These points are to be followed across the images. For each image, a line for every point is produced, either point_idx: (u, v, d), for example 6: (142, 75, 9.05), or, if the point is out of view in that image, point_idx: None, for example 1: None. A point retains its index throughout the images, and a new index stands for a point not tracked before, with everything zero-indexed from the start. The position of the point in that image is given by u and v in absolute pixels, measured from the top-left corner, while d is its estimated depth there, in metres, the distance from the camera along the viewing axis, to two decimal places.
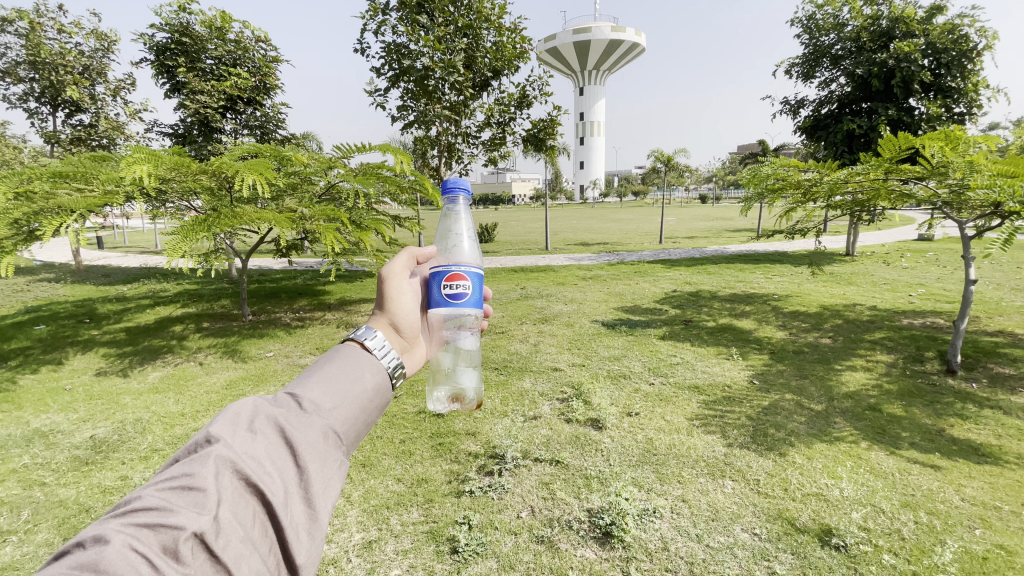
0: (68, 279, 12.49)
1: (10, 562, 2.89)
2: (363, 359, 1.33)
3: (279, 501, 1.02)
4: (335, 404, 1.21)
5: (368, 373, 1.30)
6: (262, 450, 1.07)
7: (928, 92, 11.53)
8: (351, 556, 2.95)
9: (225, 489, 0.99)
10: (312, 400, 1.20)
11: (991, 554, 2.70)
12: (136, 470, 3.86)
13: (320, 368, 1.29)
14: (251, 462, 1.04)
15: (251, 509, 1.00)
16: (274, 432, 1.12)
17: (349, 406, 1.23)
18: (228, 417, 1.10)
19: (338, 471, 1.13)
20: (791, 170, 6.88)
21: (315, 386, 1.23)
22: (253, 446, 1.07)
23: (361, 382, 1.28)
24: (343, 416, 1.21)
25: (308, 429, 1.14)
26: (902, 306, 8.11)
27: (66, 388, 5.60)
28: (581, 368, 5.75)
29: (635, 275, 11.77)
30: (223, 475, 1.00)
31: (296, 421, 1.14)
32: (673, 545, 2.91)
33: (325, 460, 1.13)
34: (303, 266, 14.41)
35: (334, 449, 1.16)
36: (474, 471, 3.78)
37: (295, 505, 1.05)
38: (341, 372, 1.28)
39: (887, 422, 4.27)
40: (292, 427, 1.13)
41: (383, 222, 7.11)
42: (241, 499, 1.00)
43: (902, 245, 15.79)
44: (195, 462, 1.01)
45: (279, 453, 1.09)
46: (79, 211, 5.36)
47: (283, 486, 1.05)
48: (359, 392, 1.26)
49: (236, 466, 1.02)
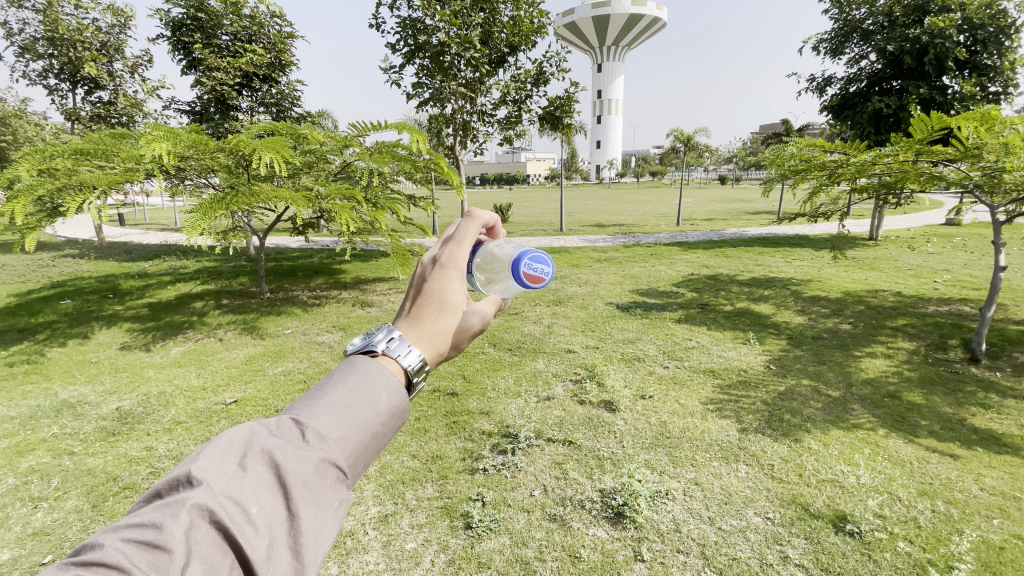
0: (92, 255, 12.80)
1: (41, 528, 3.03)
2: (382, 377, 1.21)
3: (260, 556, 0.92)
4: (342, 432, 1.09)
5: (384, 394, 1.18)
6: (249, 492, 0.98)
7: (962, 69, 11.06)
8: (368, 529, 3.03)
9: (199, 543, 0.89)
10: (317, 431, 1.09)
11: (1008, 544, 2.67)
12: (160, 442, 3.99)
13: (330, 390, 1.17)
14: (232, 509, 0.94)
15: (227, 563, 0.91)
16: (267, 468, 1.03)
17: (359, 435, 1.11)
18: (216, 452, 1.01)
19: (334, 515, 1.03)
20: (816, 151, 6.63)
21: (323, 412, 1.12)
22: (238, 488, 0.98)
23: (376, 404, 1.16)
24: (349, 447, 1.10)
25: (305, 466, 1.04)
26: (927, 292, 7.92)
27: (92, 361, 5.78)
28: (595, 350, 5.74)
29: (650, 258, 11.64)
30: (197, 528, 0.90)
31: (294, 455, 1.04)
32: (685, 527, 2.93)
33: (320, 502, 1.03)
34: (318, 245, 14.58)
35: (334, 486, 1.06)
36: (487, 449, 3.82)
37: (279, 557, 0.95)
38: (354, 394, 1.16)
39: (906, 409, 4.20)
40: (287, 464, 1.03)
41: (399, 201, 7.13)
42: (217, 552, 0.90)
43: (929, 230, 15.34)
44: (167, 510, 0.91)
45: (270, 493, 1.00)
46: (100, 188, 5.42)
47: (265, 538, 0.95)
48: (373, 417, 1.15)
49: (214, 516, 0.92)
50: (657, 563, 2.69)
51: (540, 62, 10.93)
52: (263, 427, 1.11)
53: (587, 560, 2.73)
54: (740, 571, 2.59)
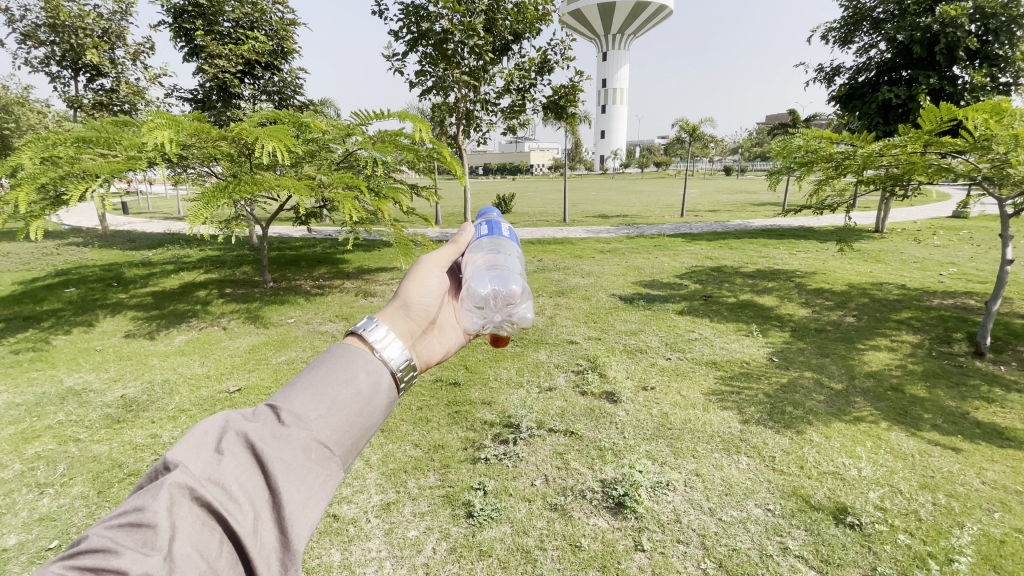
0: (95, 243, 12.82)
1: (48, 513, 3.07)
2: (358, 358, 1.26)
3: (246, 531, 0.94)
4: (321, 411, 1.12)
5: (362, 373, 1.22)
6: (231, 472, 0.99)
7: (973, 59, 10.89)
8: (371, 517, 3.06)
9: (182, 520, 0.89)
10: (294, 412, 1.11)
11: (1009, 538, 2.68)
12: (165, 429, 4.02)
13: (307, 375, 1.20)
14: (215, 488, 0.95)
15: (216, 539, 0.92)
16: (245, 450, 1.04)
17: (339, 413, 1.15)
18: (192, 439, 1.02)
19: (320, 489, 1.05)
20: (823, 142, 6.54)
21: (299, 396, 1.15)
22: (218, 470, 0.98)
23: (355, 384, 1.20)
24: (331, 425, 1.13)
25: (286, 446, 1.05)
26: (932, 285, 7.87)
27: (97, 349, 5.82)
28: (597, 341, 5.74)
29: (654, 249, 11.60)
30: (178, 506, 0.91)
31: (272, 436, 1.06)
32: (686, 518, 2.94)
33: (306, 476, 1.04)
34: (321, 234, 14.58)
35: (319, 461, 1.07)
36: (489, 439, 3.85)
37: (266, 532, 0.97)
38: (330, 376, 1.20)
39: (909, 403, 4.19)
40: (266, 444, 1.04)
41: (401, 190, 7.10)
42: (203, 529, 0.92)
43: (936, 222, 15.19)
44: (147, 494, 0.91)
45: (252, 472, 1.02)
46: (102, 176, 5.40)
47: (250, 513, 0.96)
48: (352, 395, 1.18)
49: (195, 494, 0.93)
50: (657, 553, 2.71)
51: (545, 50, 10.81)
52: (238, 414, 1.11)
53: (588, 549, 2.75)
54: (739, 562, 2.61)
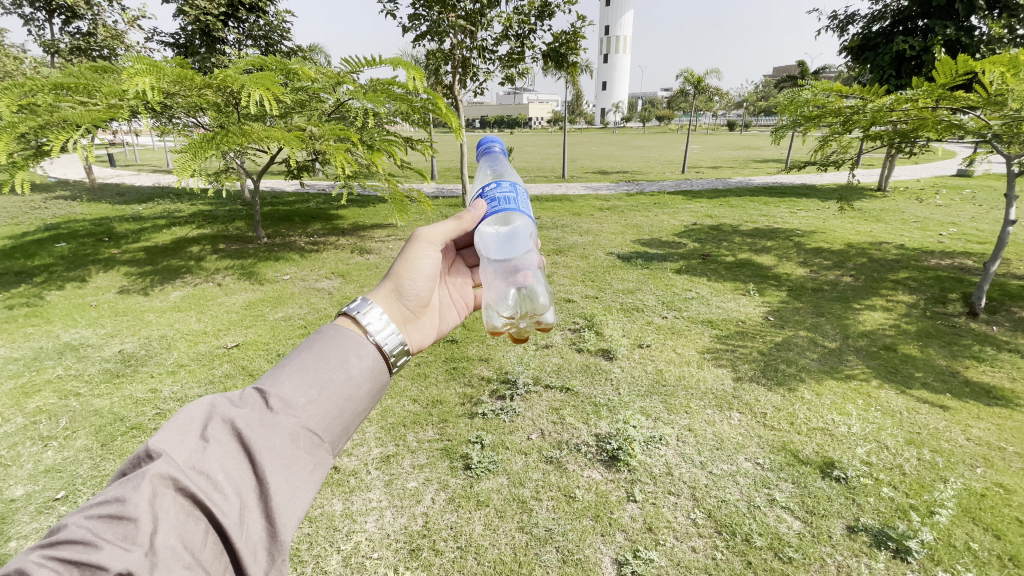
0: (83, 197, 12.51)
1: (53, 465, 3.13)
2: (350, 342, 1.24)
3: (232, 521, 0.94)
4: (309, 397, 1.11)
5: (354, 358, 1.21)
6: (216, 461, 0.98)
7: (992, 9, 10.41)
8: (370, 469, 3.14)
9: (165, 512, 0.89)
10: (282, 397, 1.10)
11: (990, 491, 2.77)
12: (164, 383, 4.06)
13: (297, 357, 1.18)
14: (199, 478, 0.94)
15: (201, 530, 0.92)
16: (231, 437, 1.03)
17: (329, 399, 1.14)
18: (176, 425, 1.00)
19: (307, 477, 1.04)
20: (832, 95, 6.30)
21: (288, 379, 1.13)
22: (202, 458, 0.97)
23: (345, 368, 1.19)
24: (320, 412, 1.12)
25: (274, 432, 1.04)
26: (931, 245, 7.83)
27: (92, 305, 5.79)
28: (594, 300, 5.73)
29: (654, 206, 11.44)
30: (161, 497, 0.90)
31: (259, 423, 1.04)
32: (677, 471, 3.03)
33: (292, 464, 1.03)
34: (315, 189, 14.29)
35: (305, 450, 1.07)
36: (486, 395, 3.90)
37: (252, 522, 0.97)
38: (321, 359, 1.18)
39: (901, 362, 4.25)
40: (253, 431, 1.03)
41: (396, 143, 6.87)
42: (187, 520, 0.91)
43: (939, 182, 15.00)
44: (129, 484, 0.90)
45: (236, 460, 1.00)
46: (84, 125, 5.18)
47: (236, 503, 0.96)
48: (343, 379, 1.17)
49: (179, 484, 0.92)
50: (649, 504, 2.80)
51: None
52: (224, 398, 1.09)
53: (582, 500, 2.84)
54: (728, 513, 2.71)
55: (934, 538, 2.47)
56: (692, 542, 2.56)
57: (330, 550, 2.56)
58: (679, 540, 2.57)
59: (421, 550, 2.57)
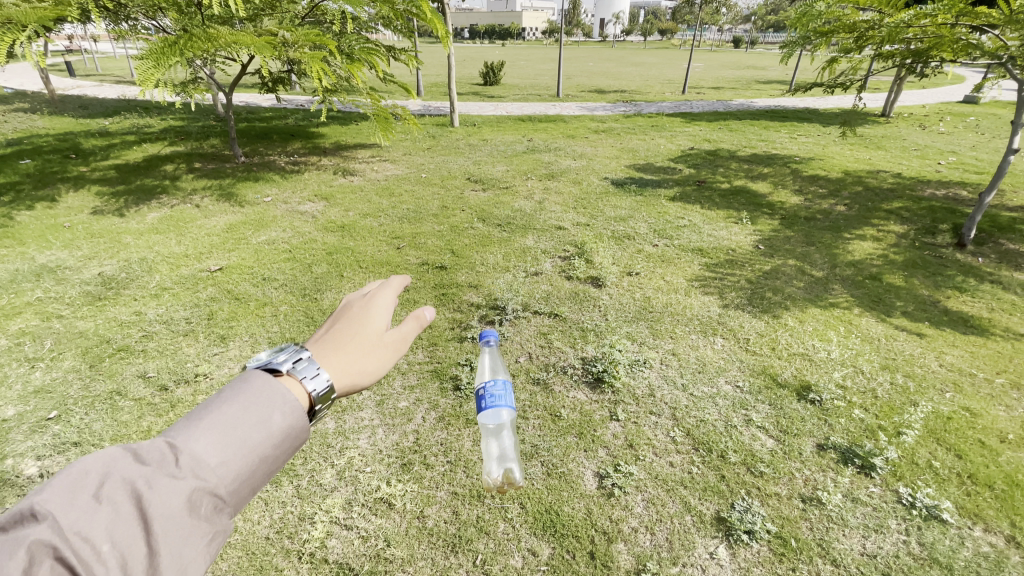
0: (43, 110, 11.65)
1: (42, 385, 3.15)
2: (281, 391, 0.94)
3: None
4: (227, 457, 0.84)
5: (278, 413, 0.91)
6: (95, 537, 0.72)
7: None
8: (361, 390, 3.20)
9: None
10: (194, 454, 0.83)
11: (956, 414, 2.92)
12: (148, 306, 4.01)
13: (216, 404, 0.90)
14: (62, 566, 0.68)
15: None
16: (121, 504, 0.77)
17: (253, 457, 0.87)
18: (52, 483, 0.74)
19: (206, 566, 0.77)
20: (848, 9, 5.85)
21: (205, 431, 0.86)
22: (79, 529, 0.71)
23: (272, 422, 0.90)
24: (239, 475, 0.85)
25: (172, 503, 0.77)
26: (928, 175, 7.71)
27: (66, 226, 5.57)
28: (585, 227, 5.63)
29: (650, 130, 10.99)
30: None
31: (159, 488, 0.78)
32: (659, 393, 3.14)
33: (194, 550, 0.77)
34: (294, 104, 13.43)
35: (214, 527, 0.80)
36: (475, 320, 3.92)
37: None
38: (248, 410, 0.90)
39: (884, 291, 4.31)
40: (149, 497, 0.77)
41: (377, 53, 6.35)
42: None
43: (944, 108, 14.50)
44: None
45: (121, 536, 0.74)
46: (30, 26, 4.67)
47: None
48: (267, 439, 0.89)
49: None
50: (630, 423, 2.92)
51: None
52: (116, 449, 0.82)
53: (566, 419, 2.95)
54: (705, 431, 2.85)
55: (898, 456, 2.63)
56: (670, 457, 2.70)
57: (324, 465, 2.68)
58: (658, 456, 2.72)
59: (413, 464, 2.69)
